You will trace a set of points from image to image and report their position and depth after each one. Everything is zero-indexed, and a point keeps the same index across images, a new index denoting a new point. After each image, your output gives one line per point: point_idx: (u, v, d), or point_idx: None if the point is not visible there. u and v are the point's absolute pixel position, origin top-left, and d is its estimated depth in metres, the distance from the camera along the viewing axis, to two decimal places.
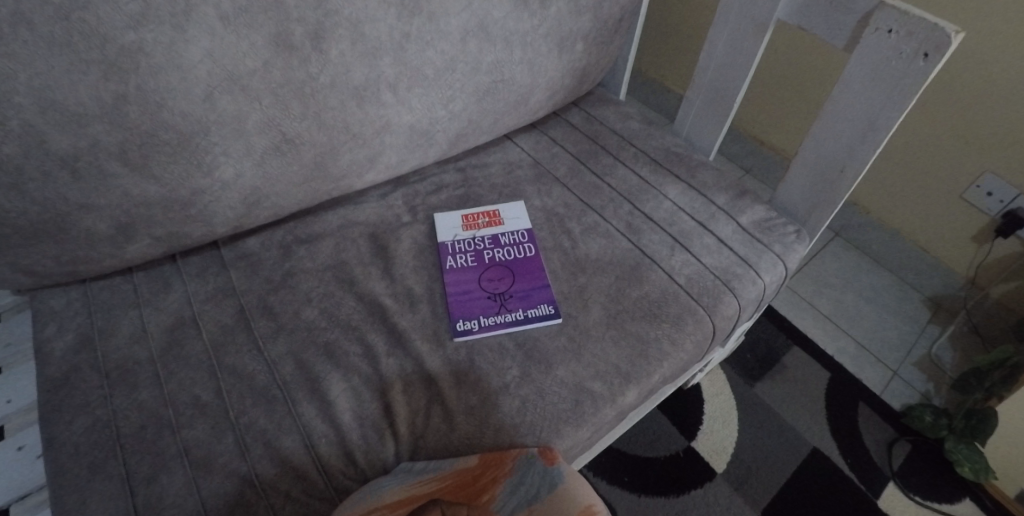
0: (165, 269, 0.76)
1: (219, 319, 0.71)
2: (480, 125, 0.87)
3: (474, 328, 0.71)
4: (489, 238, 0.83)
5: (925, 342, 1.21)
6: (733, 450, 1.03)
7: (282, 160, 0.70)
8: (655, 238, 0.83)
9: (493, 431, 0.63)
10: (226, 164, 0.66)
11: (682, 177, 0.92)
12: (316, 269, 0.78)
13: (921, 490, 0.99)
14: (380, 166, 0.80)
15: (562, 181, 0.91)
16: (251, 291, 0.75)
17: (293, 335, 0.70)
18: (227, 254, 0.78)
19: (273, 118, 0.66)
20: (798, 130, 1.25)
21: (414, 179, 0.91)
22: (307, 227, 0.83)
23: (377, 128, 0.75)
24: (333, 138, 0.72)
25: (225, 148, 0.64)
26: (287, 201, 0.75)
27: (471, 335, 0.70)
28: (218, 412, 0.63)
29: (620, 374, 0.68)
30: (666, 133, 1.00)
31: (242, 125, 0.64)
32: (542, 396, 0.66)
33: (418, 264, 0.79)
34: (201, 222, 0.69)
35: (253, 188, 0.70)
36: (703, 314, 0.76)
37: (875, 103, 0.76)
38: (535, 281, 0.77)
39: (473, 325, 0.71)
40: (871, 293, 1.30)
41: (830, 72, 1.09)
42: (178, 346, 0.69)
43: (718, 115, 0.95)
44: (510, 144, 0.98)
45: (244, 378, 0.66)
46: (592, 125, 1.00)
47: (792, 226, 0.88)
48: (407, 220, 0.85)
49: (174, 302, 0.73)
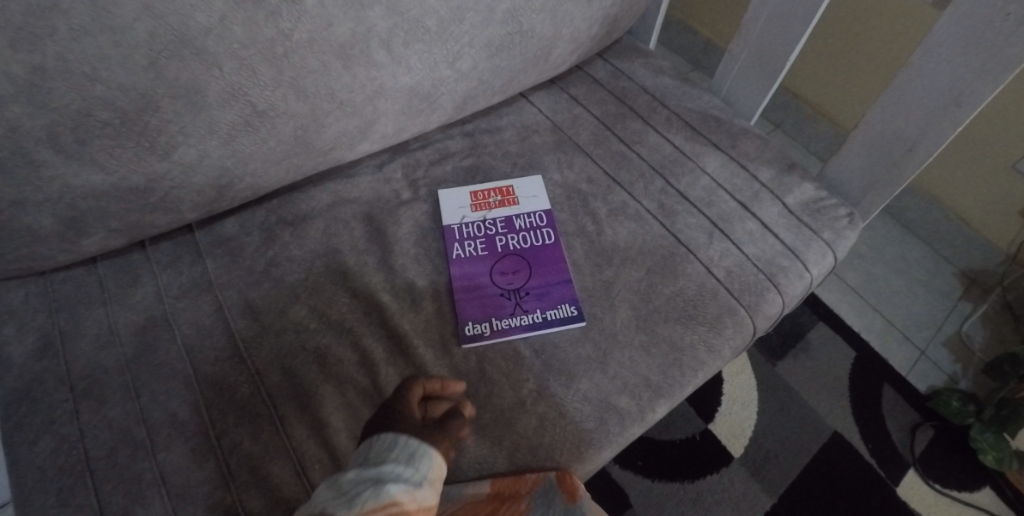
0: (134, 258, 0.67)
1: (196, 319, 0.63)
2: (493, 84, 0.74)
3: (485, 333, 0.63)
4: (501, 221, 0.73)
5: (955, 320, 1.14)
6: (752, 433, 0.99)
7: (254, 137, 0.58)
8: (690, 223, 0.73)
9: (506, 454, 0.56)
10: (186, 146, 0.54)
11: (721, 147, 0.80)
12: (304, 257, 0.68)
13: (943, 478, 0.96)
14: (374, 137, 0.69)
15: (584, 150, 0.80)
16: (231, 285, 0.66)
17: (279, 339, 0.62)
18: (204, 240, 0.69)
19: (239, 88, 0.54)
20: (859, 94, 1.11)
21: (415, 147, 0.80)
22: (294, 206, 0.72)
23: (370, 94, 0.63)
24: (317, 107, 0.60)
25: (181, 125, 0.53)
26: (267, 181, 0.64)
27: (481, 340, 0.62)
28: (198, 432, 0.56)
29: (650, 389, 0.61)
30: (703, 92, 0.88)
31: (201, 96, 0.52)
32: (562, 415, 0.58)
33: (420, 252, 0.70)
34: (165, 210, 0.59)
35: (222, 168, 0.59)
36: (744, 314, 0.67)
37: (963, 73, 0.63)
38: (554, 276, 0.68)
39: (483, 328, 0.63)
40: (903, 264, 1.22)
41: (913, 22, 0.94)
42: (151, 352, 0.61)
43: (767, 74, 0.82)
44: (525, 103, 0.86)
45: (225, 390, 0.58)
46: (619, 81, 0.87)
47: (845, 208, 0.78)
48: (407, 198, 0.75)
49: (144, 298, 0.64)
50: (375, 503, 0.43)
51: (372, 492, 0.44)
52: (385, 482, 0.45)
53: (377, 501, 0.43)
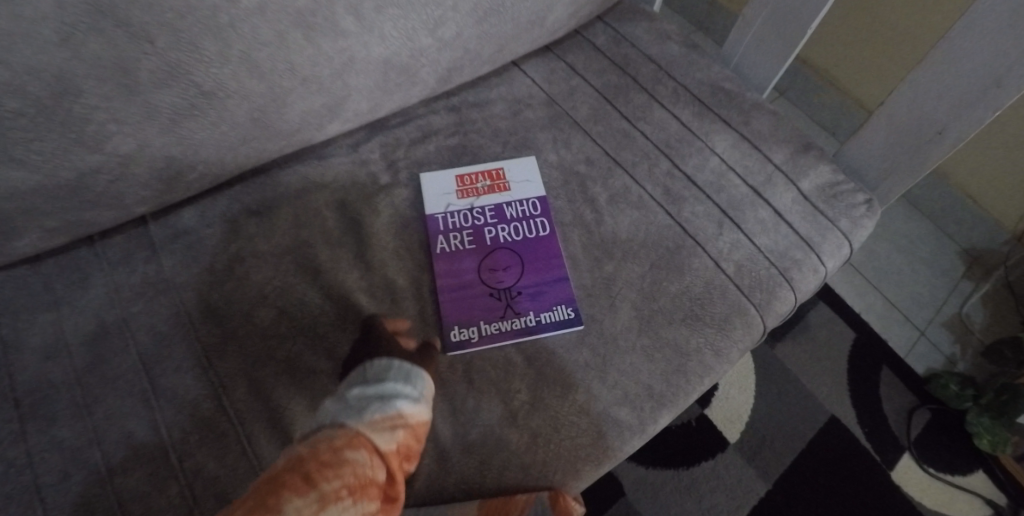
0: (81, 255, 0.60)
1: (152, 325, 0.57)
2: (480, 54, 0.66)
3: (472, 339, 0.57)
4: (491, 209, 0.67)
5: (956, 300, 1.11)
6: (748, 418, 0.97)
7: (202, 123, 0.50)
8: (698, 210, 0.67)
9: (496, 473, 0.52)
10: (122, 135, 0.47)
11: (731, 124, 0.73)
12: (271, 252, 0.61)
13: (937, 462, 0.95)
14: (346, 116, 0.61)
15: (582, 128, 0.73)
16: (191, 285, 0.59)
17: (244, 348, 0.56)
18: (161, 234, 0.62)
19: (178, 65, 0.46)
20: (869, 63, 1.04)
21: (394, 123, 0.72)
22: (260, 193, 0.65)
23: (337, 68, 0.55)
24: (276, 85, 0.52)
25: (113, 111, 0.45)
26: (224, 169, 0.57)
27: (468, 347, 0.57)
28: (158, 455, 0.51)
29: (653, 398, 0.56)
30: (713, 60, 0.80)
31: (134, 77, 0.45)
32: (556, 429, 0.54)
33: (401, 246, 0.63)
34: (108, 205, 0.52)
35: (169, 157, 0.51)
36: (754, 313, 0.62)
37: (1010, 50, 0.56)
38: (549, 273, 0.62)
39: (471, 334, 0.58)
40: (906, 240, 1.18)
41: None
42: (103, 364, 0.55)
43: (784, 42, 0.75)
44: (518, 73, 0.78)
45: (186, 407, 0.53)
46: (621, 49, 0.79)
47: (863, 193, 0.72)
48: (386, 182, 0.67)
49: (94, 301, 0.58)
50: (383, 415, 0.45)
51: (379, 406, 0.46)
52: (389, 398, 0.47)
53: (385, 413, 0.45)
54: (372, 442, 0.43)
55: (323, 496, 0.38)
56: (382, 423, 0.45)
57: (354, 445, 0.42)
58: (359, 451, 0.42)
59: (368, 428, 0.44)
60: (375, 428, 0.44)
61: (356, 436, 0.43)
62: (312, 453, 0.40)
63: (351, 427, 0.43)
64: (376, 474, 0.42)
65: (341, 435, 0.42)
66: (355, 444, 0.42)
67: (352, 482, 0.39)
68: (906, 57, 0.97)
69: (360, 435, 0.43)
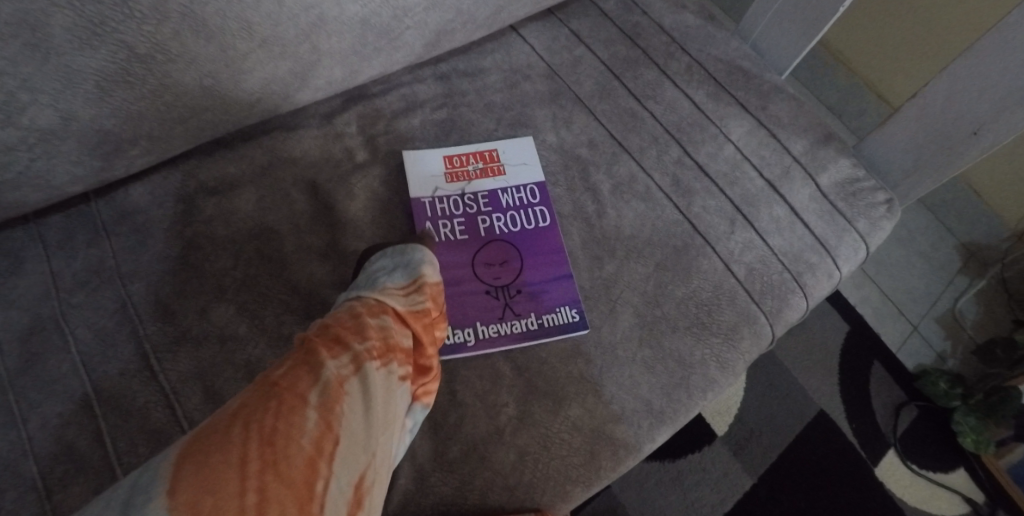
0: (14, 236, 0.52)
1: (94, 320, 0.50)
2: (474, 15, 0.59)
3: (468, 342, 0.52)
4: (484, 195, 0.60)
5: (951, 295, 1.09)
6: (737, 410, 0.95)
7: (139, 91, 0.43)
8: (710, 206, 0.62)
9: (480, 494, 0.47)
10: (39, 106, 0.39)
11: (748, 108, 0.67)
12: (230, 239, 0.54)
13: (921, 459, 0.95)
14: (317, 84, 0.53)
15: (585, 105, 0.66)
16: (140, 273, 0.52)
17: (200, 349, 0.50)
18: (106, 214, 0.54)
19: (106, 19, 0.38)
20: (897, 47, 0.98)
21: (375, 92, 0.64)
22: (221, 168, 0.57)
23: (306, 30, 0.47)
24: (229, 46, 0.44)
25: (24, 76, 0.37)
26: (172, 142, 0.49)
27: (464, 351, 0.52)
28: (103, 471, 0.45)
29: (651, 415, 0.52)
30: (730, 35, 0.73)
31: (45, 35, 0.37)
32: (546, 447, 0.49)
33: (379, 235, 0.57)
34: (34, 185, 0.44)
35: (104, 131, 0.43)
36: (764, 321, 0.58)
37: None
38: (549, 270, 0.56)
39: (466, 336, 0.52)
40: (906, 230, 1.14)
41: None
42: (39, 364, 0.48)
43: (812, 19, 0.68)
44: (515, 38, 0.70)
45: (135, 415, 0.47)
46: (631, 16, 0.72)
47: (884, 192, 0.67)
48: (363, 160, 0.60)
49: (28, 291, 0.50)
50: (398, 285, 0.46)
51: (392, 277, 0.46)
52: (401, 270, 0.47)
53: (401, 283, 0.46)
54: (393, 307, 0.44)
55: (356, 357, 0.39)
56: (400, 290, 0.45)
57: (376, 311, 0.43)
58: (382, 317, 0.43)
59: (387, 295, 0.44)
60: (393, 295, 0.45)
61: (376, 304, 0.44)
62: (336, 319, 0.42)
63: (369, 297, 0.44)
64: (405, 337, 0.43)
65: (361, 303, 0.43)
66: (376, 311, 0.43)
67: (380, 344, 0.41)
68: (942, 44, 0.91)
69: (380, 302, 0.44)
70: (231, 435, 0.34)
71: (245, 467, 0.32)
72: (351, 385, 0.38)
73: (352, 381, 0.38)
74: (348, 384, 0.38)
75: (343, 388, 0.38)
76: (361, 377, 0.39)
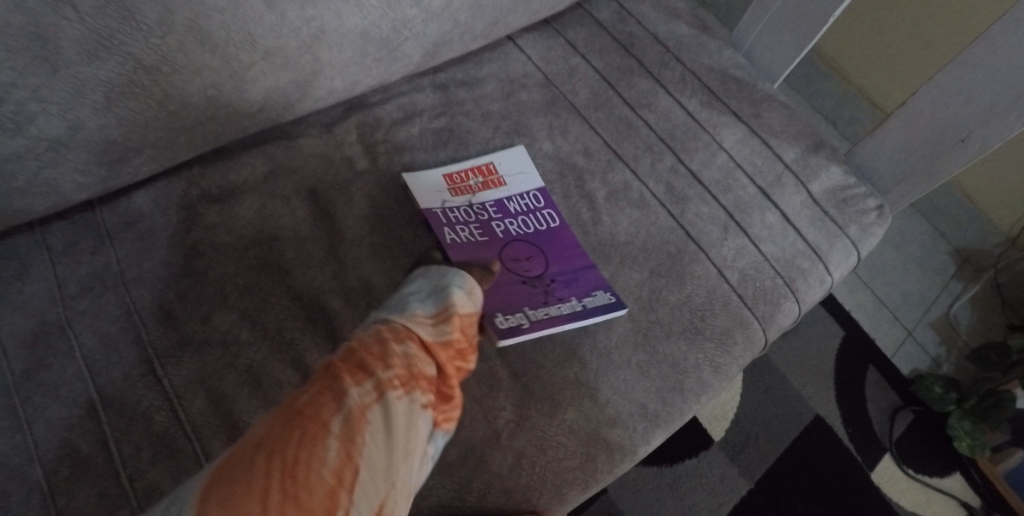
0: (19, 244, 0.53)
1: (98, 326, 0.51)
2: (472, 27, 0.61)
3: (524, 325, 0.53)
4: (491, 204, 0.60)
5: (946, 300, 1.11)
6: (734, 415, 0.96)
7: (145, 102, 0.44)
8: (703, 212, 0.63)
9: (477, 497, 0.48)
10: (46, 115, 0.40)
11: (742, 117, 0.69)
12: (233, 246, 0.55)
13: (916, 463, 0.95)
14: (318, 94, 0.54)
15: (581, 114, 0.68)
16: (143, 280, 0.53)
17: (202, 354, 0.51)
18: (110, 221, 0.55)
19: (115, 33, 0.39)
20: (888, 56, 1.00)
21: (375, 102, 0.65)
22: (223, 177, 0.59)
23: (307, 42, 0.48)
24: (233, 59, 0.45)
25: (34, 87, 0.38)
26: (176, 151, 0.50)
27: (521, 334, 0.53)
28: (106, 474, 0.45)
29: (647, 418, 0.53)
30: (723, 45, 0.74)
31: (55, 48, 0.38)
32: (543, 450, 0.50)
33: (378, 242, 0.58)
34: (41, 193, 0.45)
35: (110, 140, 0.45)
36: (757, 326, 0.59)
37: None
38: (574, 261, 0.58)
39: (519, 319, 0.54)
40: (901, 236, 1.16)
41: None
42: (42, 370, 0.48)
43: (804, 29, 0.70)
44: (512, 48, 0.71)
45: (138, 419, 0.48)
46: (626, 26, 0.73)
47: (874, 198, 0.68)
48: (363, 168, 0.61)
49: (33, 298, 0.51)
50: (428, 313, 0.44)
51: (422, 305, 0.45)
52: (435, 296, 0.46)
53: (431, 311, 0.44)
54: (420, 334, 0.42)
55: (380, 383, 0.37)
56: (428, 320, 0.43)
57: (403, 337, 0.41)
58: (408, 344, 0.40)
59: (416, 323, 0.43)
60: (421, 323, 0.43)
61: (404, 330, 0.41)
62: (362, 346, 0.40)
63: (397, 323, 0.42)
64: (430, 365, 0.41)
65: (388, 329, 0.41)
66: (403, 337, 0.41)
67: (405, 371, 0.39)
68: (931, 52, 0.93)
69: (408, 328, 0.42)
70: (253, 465, 0.32)
71: (265, 497, 0.31)
72: (374, 413, 0.35)
73: (375, 409, 0.36)
74: (371, 413, 0.35)
75: (366, 415, 0.35)
76: (384, 405, 0.36)
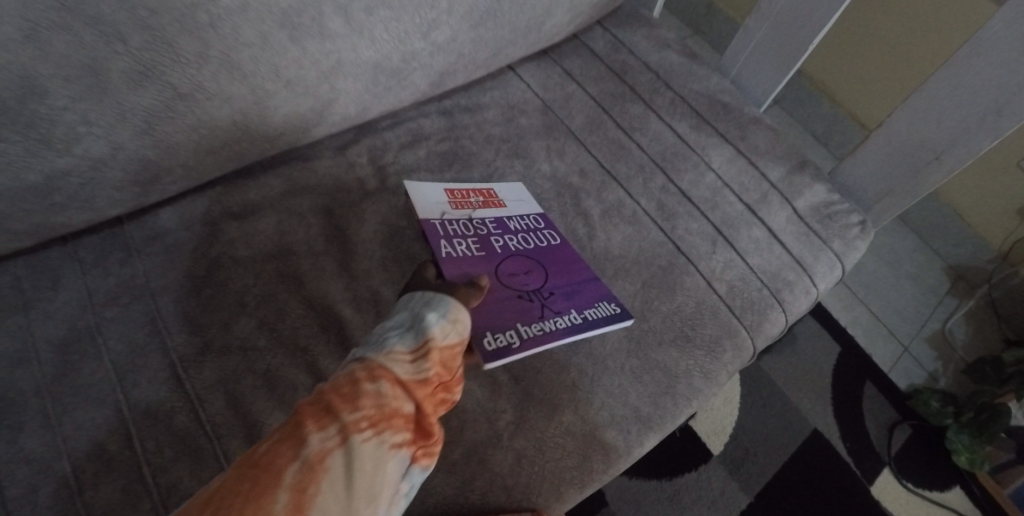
0: (53, 256, 0.57)
1: (126, 333, 0.54)
2: (474, 58, 0.66)
3: (514, 344, 0.52)
4: (492, 221, 0.63)
5: (941, 316, 1.13)
6: (732, 429, 0.97)
7: (179, 126, 0.48)
8: (692, 228, 0.67)
9: (479, 494, 0.50)
10: (92, 138, 0.45)
11: (728, 138, 0.73)
12: (252, 259, 0.59)
13: (916, 478, 0.96)
14: (333, 119, 0.59)
15: (577, 137, 0.72)
16: (168, 290, 0.57)
17: (223, 359, 0.54)
18: (138, 236, 0.60)
19: (155, 65, 0.44)
20: (877, 86, 1.04)
21: (384, 126, 0.70)
22: (243, 195, 0.63)
23: (325, 72, 0.53)
24: (258, 87, 0.50)
25: (83, 112, 0.43)
26: (203, 171, 0.55)
27: (511, 354, 0.52)
28: (131, 471, 0.48)
29: (640, 421, 0.55)
30: (711, 72, 0.79)
31: (104, 78, 0.43)
32: (542, 450, 0.53)
33: (387, 256, 0.62)
34: (80, 208, 0.49)
35: (145, 160, 0.49)
36: (745, 335, 0.62)
37: (1015, 76, 0.56)
38: (575, 275, 0.61)
39: (509, 339, 0.53)
40: (894, 255, 1.19)
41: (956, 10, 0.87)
42: (73, 373, 0.52)
43: (786, 57, 0.74)
44: (512, 76, 0.76)
45: (161, 419, 0.51)
46: (619, 55, 0.78)
47: (857, 214, 0.71)
48: (373, 188, 0.66)
49: (66, 306, 0.55)
50: (404, 347, 0.45)
51: (400, 337, 0.46)
52: (415, 326, 0.47)
53: (408, 345, 0.46)
54: (392, 372, 0.44)
55: (341, 429, 0.40)
56: (405, 355, 0.45)
57: (374, 376, 0.43)
58: (378, 383, 0.42)
59: (391, 359, 0.44)
60: (395, 359, 0.44)
61: (376, 368, 0.44)
62: (334, 386, 0.42)
63: (371, 360, 0.44)
64: (402, 404, 0.43)
65: (361, 367, 0.44)
66: (374, 376, 0.43)
67: (371, 414, 0.41)
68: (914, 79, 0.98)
69: (380, 366, 0.44)
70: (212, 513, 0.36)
71: None
72: (331, 461, 0.38)
73: (333, 456, 0.38)
74: (328, 461, 0.38)
75: (323, 463, 0.38)
76: (343, 451, 0.39)
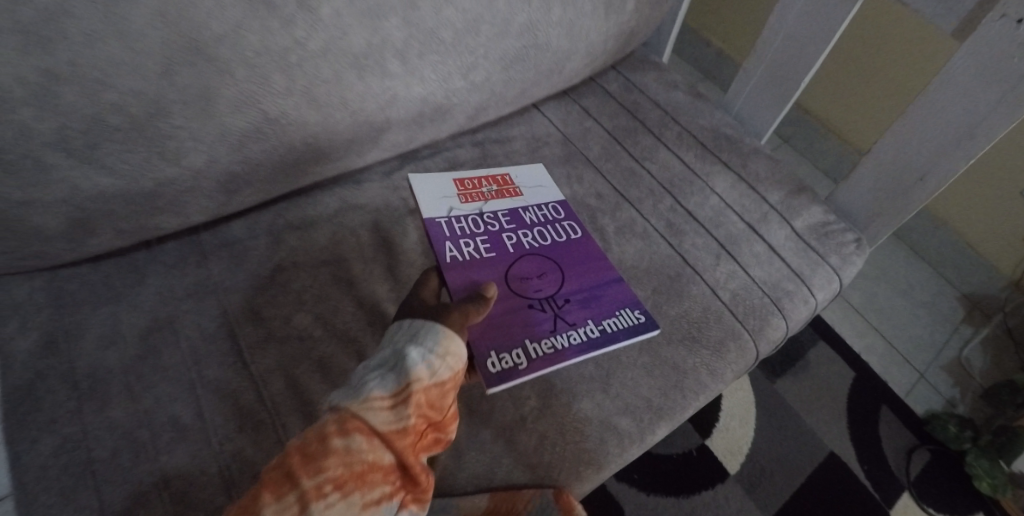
0: (140, 258, 0.66)
1: (200, 324, 0.63)
2: (505, 95, 0.76)
3: (520, 367, 0.60)
4: (508, 212, 0.74)
5: (956, 345, 1.15)
6: (748, 450, 0.99)
7: (262, 146, 0.59)
8: (698, 243, 0.74)
9: (505, 470, 0.56)
10: (195, 152, 0.55)
11: (731, 166, 0.81)
12: (309, 264, 0.68)
13: (936, 502, 0.96)
14: (385, 144, 0.69)
15: (594, 165, 0.81)
16: (236, 289, 0.66)
17: (283, 346, 0.62)
18: (211, 243, 0.69)
19: (250, 95, 0.55)
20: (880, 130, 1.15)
21: (425, 155, 0.80)
22: (302, 211, 0.73)
23: (382, 103, 0.64)
24: (329, 116, 0.61)
25: (191, 131, 0.53)
26: (274, 186, 0.65)
27: (517, 376, 0.59)
28: (201, 440, 0.55)
29: (652, 411, 0.61)
30: (715, 108, 0.89)
31: (211, 104, 0.53)
32: (563, 434, 0.58)
33: (426, 263, 0.70)
34: (174, 212, 0.59)
35: (231, 173, 0.59)
36: (747, 338, 0.68)
37: (980, 106, 0.64)
38: (594, 279, 0.69)
39: (515, 362, 0.60)
40: (905, 285, 1.23)
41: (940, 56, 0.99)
42: (154, 355, 0.60)
43: (781, 95, 0.84)
44: (537, 113, 0.87)
45: (228, 395, 0.58)
46: (632, 95, 0.89)
47: (851, 233, 0.78)
48: (415, 206, 0.75)
49: (150, 299, 0.64)
50: (381, 394, 0.49)
51: (379, 382, 0.50)
52: (397, 369, 0.50)
53: (387, 390, 0.49)
54: (367, 423, 0.47)
55: (303, 495, 0.44)
56: (381, 405, 0.48)
57: (346, 430, 0.47)
58: (349, 440, 0.46)
59: (366, 410, 0.48)
60: (371, 408, 0.48)
61: (350, 421, 0.47)
62: (306, 443, 0.46)
63: (345, 413, 0.48)
64: (375, 457, 0.47)
65: (334, 421, 0.47)
66: (345, 431, 0.47)
67: (337, 475, 0.45)
68: None
69: (354, 417, 0.47)
70: None
71: None
72: None
73: None
74: None
75: None
76: None
